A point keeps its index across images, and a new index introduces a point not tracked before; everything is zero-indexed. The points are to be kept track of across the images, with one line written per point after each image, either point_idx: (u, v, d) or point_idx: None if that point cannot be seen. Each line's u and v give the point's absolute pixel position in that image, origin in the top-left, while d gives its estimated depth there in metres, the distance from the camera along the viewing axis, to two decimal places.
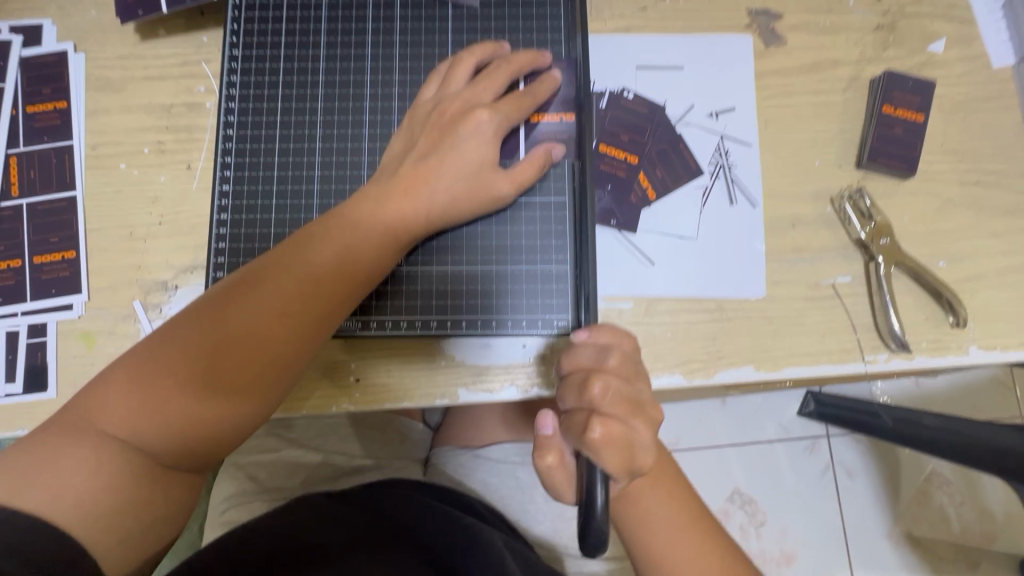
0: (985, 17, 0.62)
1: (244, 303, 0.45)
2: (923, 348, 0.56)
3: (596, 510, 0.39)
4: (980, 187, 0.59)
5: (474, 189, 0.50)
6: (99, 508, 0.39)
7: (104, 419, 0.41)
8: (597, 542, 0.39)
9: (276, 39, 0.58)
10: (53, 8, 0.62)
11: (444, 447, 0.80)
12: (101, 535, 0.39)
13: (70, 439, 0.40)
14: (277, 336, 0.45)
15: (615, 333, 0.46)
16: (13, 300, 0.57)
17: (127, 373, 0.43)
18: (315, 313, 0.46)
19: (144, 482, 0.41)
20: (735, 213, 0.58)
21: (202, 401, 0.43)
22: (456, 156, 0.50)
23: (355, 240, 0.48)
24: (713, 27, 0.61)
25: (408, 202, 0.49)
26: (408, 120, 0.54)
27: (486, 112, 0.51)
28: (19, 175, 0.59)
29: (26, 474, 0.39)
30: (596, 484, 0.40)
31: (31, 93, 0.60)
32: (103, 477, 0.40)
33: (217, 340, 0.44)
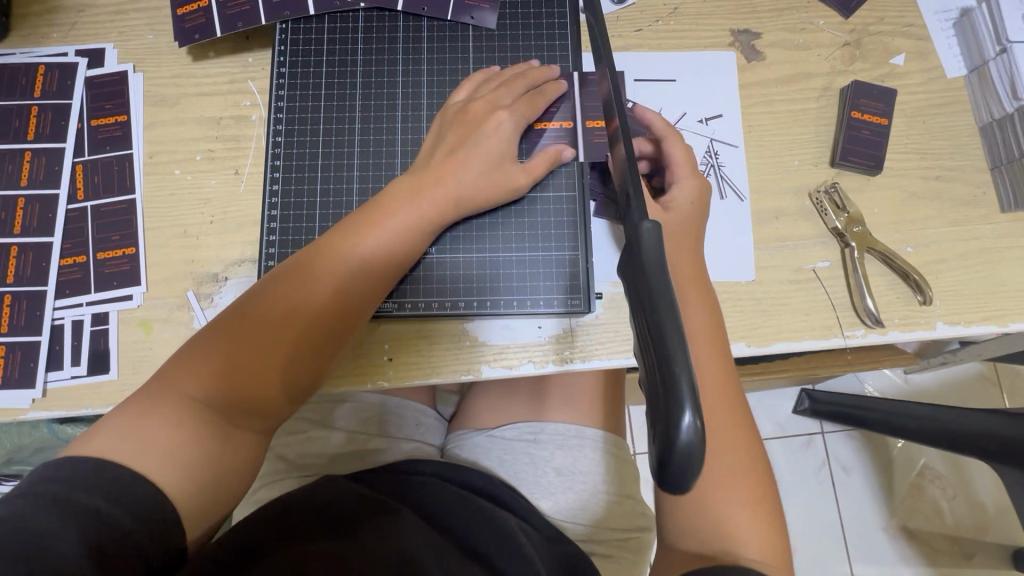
0: (939, 33, 0.70)
1: (302, 281, 0.51)
2: (895, 324, 0.63)
3: (679, 437, 0.28)
4: (940, 181, 0.66)
5: (498, 180, 0.58)
6: (181, 464, 0.45)
7: (185, 384, 0.47)
8: (679, 475, 0.29)
9: (318, 58, 0.65)
10: (114, 33, 0.69)
11: (460, 432, 0.85)
12: (183, 489, 0.45)
13: (157, 402, 0.47)
14: (327, 307, 0.51)
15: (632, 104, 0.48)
16: (78, 292, 0.63)
17: (200, 347, 0.49)
18: (361, 286, 0.53)
19: (216, 444, 0.47)
20: (725, 206, 0.66)
21: (266, 368, 0.49)
22: (481, 152, 0.57)
23: (395, 225, 0.54)
24: (700, 45, 0.70)
25: (439, 190, 0.55)
26: (437, 122, 0.61)
27: (505, 114, 0.58)
28: (84, 180, 0.66)
29: (125, 433, 0.45)
30: (680, 407, 0.28)
31: (95, 108, 0.67)
32: (188, 435, 0.46)
33: (280, 313, 0.50)
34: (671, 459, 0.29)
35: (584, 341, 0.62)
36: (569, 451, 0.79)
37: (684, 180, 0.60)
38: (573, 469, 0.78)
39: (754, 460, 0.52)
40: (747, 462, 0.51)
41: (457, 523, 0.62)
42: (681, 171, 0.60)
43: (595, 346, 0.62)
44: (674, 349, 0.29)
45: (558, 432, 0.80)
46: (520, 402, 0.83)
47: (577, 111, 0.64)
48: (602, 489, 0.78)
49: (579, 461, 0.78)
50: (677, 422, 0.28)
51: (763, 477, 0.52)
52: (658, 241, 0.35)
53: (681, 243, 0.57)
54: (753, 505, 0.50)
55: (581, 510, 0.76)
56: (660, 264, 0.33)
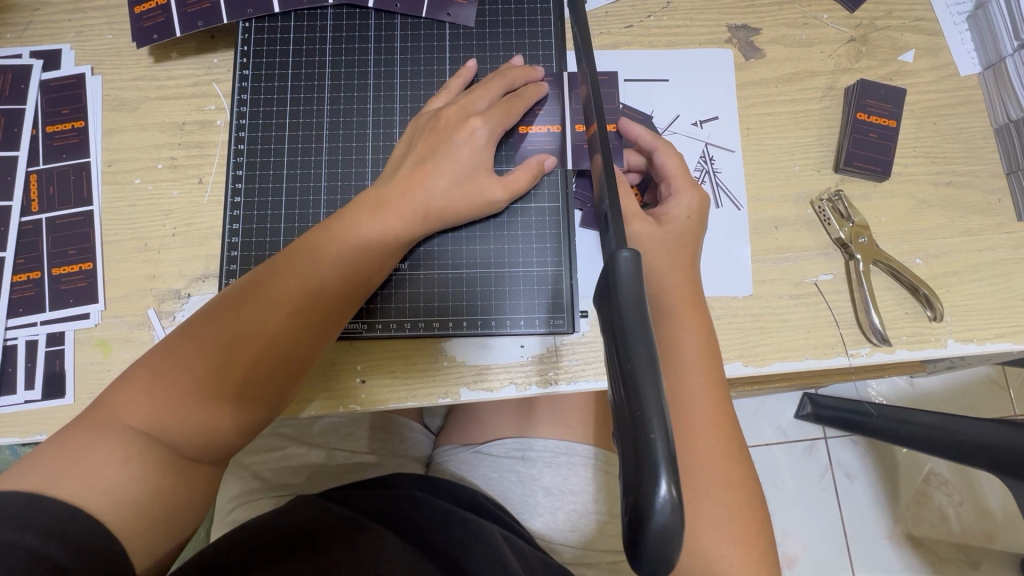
0: (951, 28, 0.66)
1: (257, 302, 0.48)
2: (903, 342, 0.59)
3: (655, 512, 0.28)
4: (952, 187, 0.62)
5: (472, 191, 0.54)
6: (129, 496, 0.41)
7: (128, 414, 0.44)
8: (657, 550, 0.28)
9: (284, 60, 0.61)
10: (71, 33, 0.65)
11: (446, 448, 0.82)
12: (129, 525, 0.41)
13: (98, 434, 0.43)
14: (284, 331, 0.48)
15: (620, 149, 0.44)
16: (33, 310, 0.60)
17: (146, 370, 0.45)
18: (321, 307, 0.49)
19: (167, 473, 0.43)
20: (720, 215, 0.61)
21: (215, 399, 0.45)
22: (453, 161, 0.53)
23: (358, 241, 0.50)
24: (695, 42, 0.65)
25: (407, 203, 0.52)
26: (410, 128, 0.57)
27: (480, 120, 0.54)
28: (38, 191, 0.62)
29: (59, 469, 0.41)
30: (658, 480, 0.28)
31: (50, 114, 0.64)
32: (131, 469, 0.42)
33: (232, 337, 0.46)
34: (644, 527, 0.28)
35: (569, 362, 0.58)
36: (558, 470, 0.74)
37: (683, 192, 0.56)
38: (562, 489, 0.73)
39: (750, 502, 0.48)
40: (742, 504, 0.48)
41: (438, 536, 0.59)
42: (680, 182, 0.56)
43: (580, 368, 0.58)
44: (650, 415, 0.29)
45: (547, 449, 0.75)
46: (507, 417, 0.79)
47: (562, 116, 0.60)
48: (592, 510, 0.73)
49: (570, 480, 0.74)
50: (653, 493, 0.28)
51: (759, 522, 0.48)
52: (635, 271, 0.33)
53: (677, 262, 0.53)
54: (746, 552, 0.46)
55: (570, 532, 0.72)
56: (637, 309, 0.32)
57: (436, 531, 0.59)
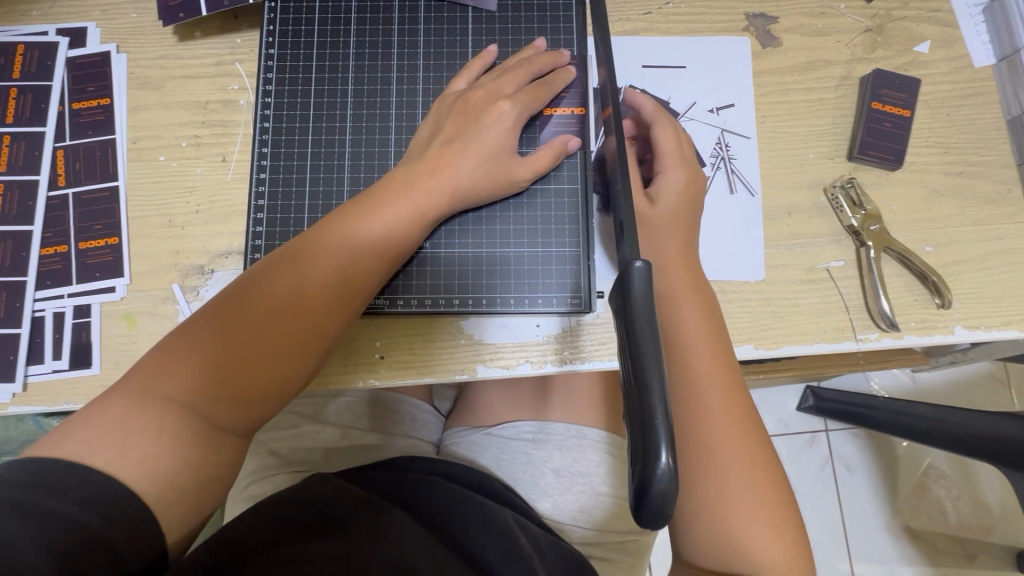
0: (967, 20, 0.66)
1: (287, 279, 0.49)
2: (912, 328, 0.60)
3: (660, 479, 0.31)
4: (963, 177, 0.63)
5: (496, 173, 0.55)
6: (163, 465, 0.43)
7: (165, 384, 0.45)
8: (657, 512, 0.31)
9: (308, 40, 0.62)
10: (96, 11, 0.66)
11: (456, 429, 0.83)
12: (162, 492, 0.42)
13: (133, 403, 0.44)
14: (316, 305, 0.49)
15: None
16: (60, 283, 0.61)
17: (181, 341, 0.47)
18: (350, 281, 0.51)
19: (200, 445, 0.45)
20: (735, 201, 0.62)
21: (249, 371, 0.47)
22: (479, 143, 0.54)
23: (386, 220, 0.52)
24: (714, 29, 0.66)
25: (434, 184, 0.53)
26: (435, 109, 0.58)
27: (507, 104, 0.56)
28: (64, 166, 0.63)
29: (95, 440, 0.42)
30: (654, 409, 0.32)
31: (76, 91, 0.64)
32: (165, 441, 0.43)
33: (264, 311, 0.48)
34: (646, 490, 0.31)
35: (586, 343, 0.59)
36: (569, 453, 0.75)
37: (672, 171, 0.57)
38: (571, 471, 0.75)
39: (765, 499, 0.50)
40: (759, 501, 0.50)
41: (452, 519, 0.60)
42: (669, 161, 0.57)
43: (596, 349, 0.59)
44: (653, 391, 0.32)
45: (558, 432, 0.76)
46: (522, 398, 0.80)
47: (583, 100, 0.61)
48: (602, 493, 0.75)
49: (580, 462, 0.75)
50: (655, 462, 0.31)
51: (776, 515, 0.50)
52: (646, 282, 0.36)
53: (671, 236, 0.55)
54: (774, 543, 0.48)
55: (578, 513, 0.74)
56: (649, 317, 0.35)
57: (452, 515, 0.61)
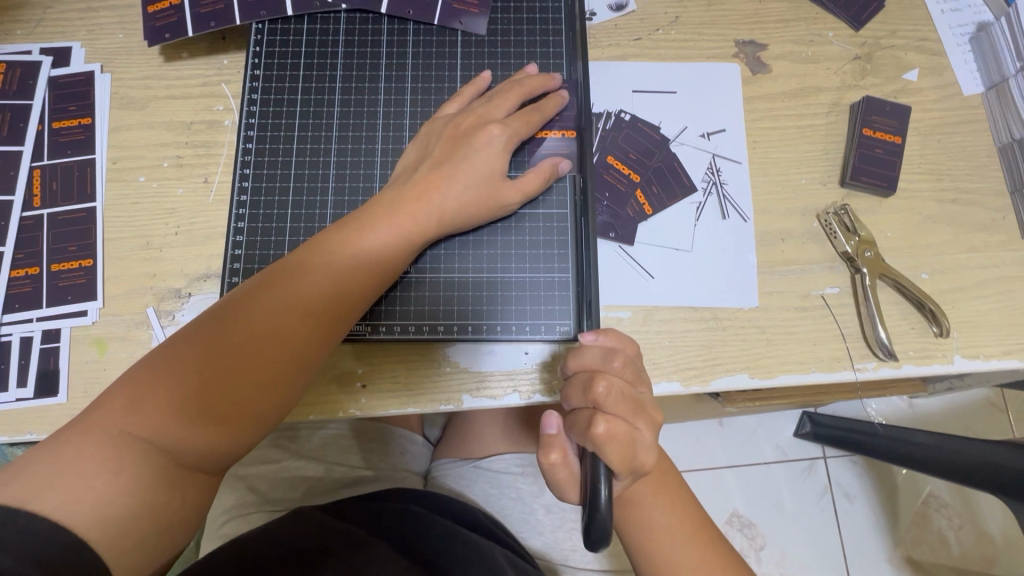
0: (955, 49, 0.66)
1: (266, 304, 0.47)
2: (910, 357, 0.58)
3: (601, 506, 0.42)
4: (957, 204, 0.62)
5: (486, 197, 0.54)
6: (115, 511, 0.40)
7: (128, 419, 0.42)
8: (601, 536, 0.41)
9: (295, 61, 0.61)
10: (82, 31, 0.65)
11: (443, 459, 0.80)
12: (114, 541, 0.40)
13: (92, 440, 0.41)
14: (296, 333, 0.47)
15: (619, 337, 0.50)
16: (29, 306, 0.59)
17: (148, 371, 0.44)
18: (333, 309, 0.49)
19: (160, 486, 0.42)
20: (727, 227, 0.61)
21: (223, 403, 0.45)
22: (468, 166, 0.53)
23: (371, 245, 0.50)
24: (704, 56, 0.66)
25: (422, 208, 0.52)
26: (424, 131, 0.57)
27: (497, 127, 0.55)
28: (41, 186, 0.61)
29: (46, 480, 0.39)
30: (598, 478, 0.43)
31: (57, 110, 0.63)
32: (123, 481, 0.41)
33: (240, 339, 0.46)
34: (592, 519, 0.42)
35: None
36: None
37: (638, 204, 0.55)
38: (562, 506, 0.72)
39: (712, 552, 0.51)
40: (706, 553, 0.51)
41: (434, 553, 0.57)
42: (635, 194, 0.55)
43: None
44: None
45: None
46: (512, 429, 0.78)
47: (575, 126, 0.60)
48: None
49: None
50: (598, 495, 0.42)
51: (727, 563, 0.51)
52: None
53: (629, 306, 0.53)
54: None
55: (572, 551, 0.70)
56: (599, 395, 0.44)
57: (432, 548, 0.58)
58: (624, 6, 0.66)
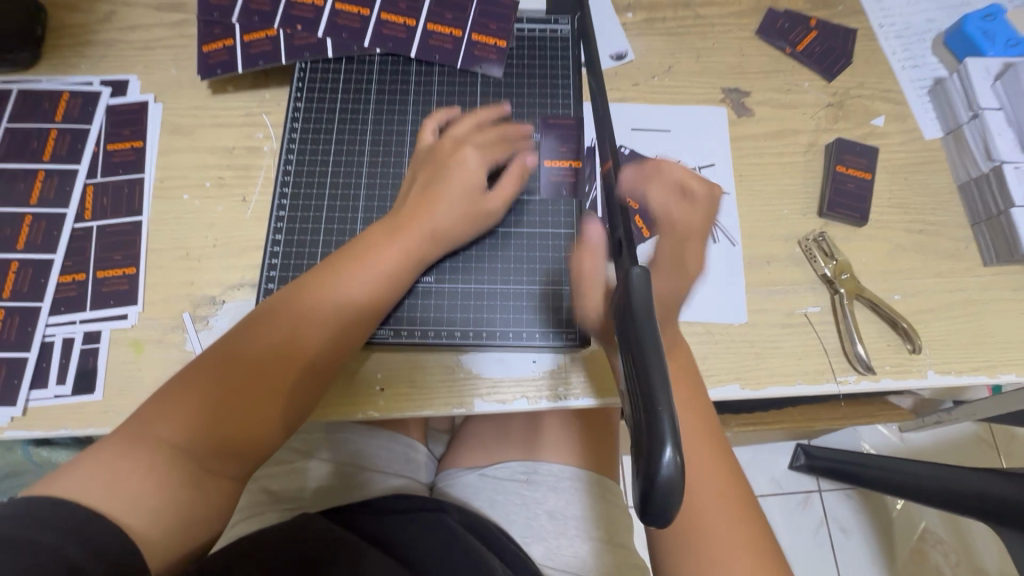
0: (916, 100, 0.75)
1: (282, 320, 0.53)
2: (887, 372, 0.63)
3: (662, 474, 0.30)
4: (924, 235, 0.69)
5: (473, 211, 0.60)
6: (153, 507, 0.43)
7: (162, 428, 0.46)
8: (661, 510, 0.30)
9: (332, 95, 0.69)
10: (140, 67, 0.73)
11: (449, 471, 0.83)
12: (148, 534, 0.43)
13: (130, 448, 0.45)
14: (311, 339, 0.53)
15: (700, 182, 0.62)
16: (73, 309, 0.63)
17: (177, 387, 0.49)
18: (334, 324, 0.54)
19: (192, 489, 0.46)
20: (718, 250, 0.68)
21: (250, 408, 0.49)
22: (452, 186, 0.60)
23: (374, 260, 0.56)
24: (695, 100, 0.74)
25: (418, 226, 0.58)
26: (412, 163, 0.64)
27: (471, 149, 0.62)
28: (93, 201, 0.67)
29: (90, 480, 0.42)
30: (663, 445, 0.30)
31: (112, 134, 0.70)
32: (159, 484, 0.44)
33: (263, 352, 0.51)
34: (650, 491, 0.30)
35: (579, 380, 0.62)
36: (562, 495, 0.75)
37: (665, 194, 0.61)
38: (565, 513, 0.74)
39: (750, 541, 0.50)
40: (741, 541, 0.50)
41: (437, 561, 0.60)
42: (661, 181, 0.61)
43: (588, 385, 0.61)
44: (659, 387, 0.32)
45: (551, 474, 0.77)
46: (515, 440, 0.81)
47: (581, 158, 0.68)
48: (595, 539, 0.73)
49: (570, 504, 0.74)
50: (659, 460, 0.30)
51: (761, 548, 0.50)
52: (645, 283, 0.37)
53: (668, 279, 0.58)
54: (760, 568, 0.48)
55: (574, 559, 0.71)
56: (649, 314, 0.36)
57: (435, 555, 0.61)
58: (623, 56, 0.75)
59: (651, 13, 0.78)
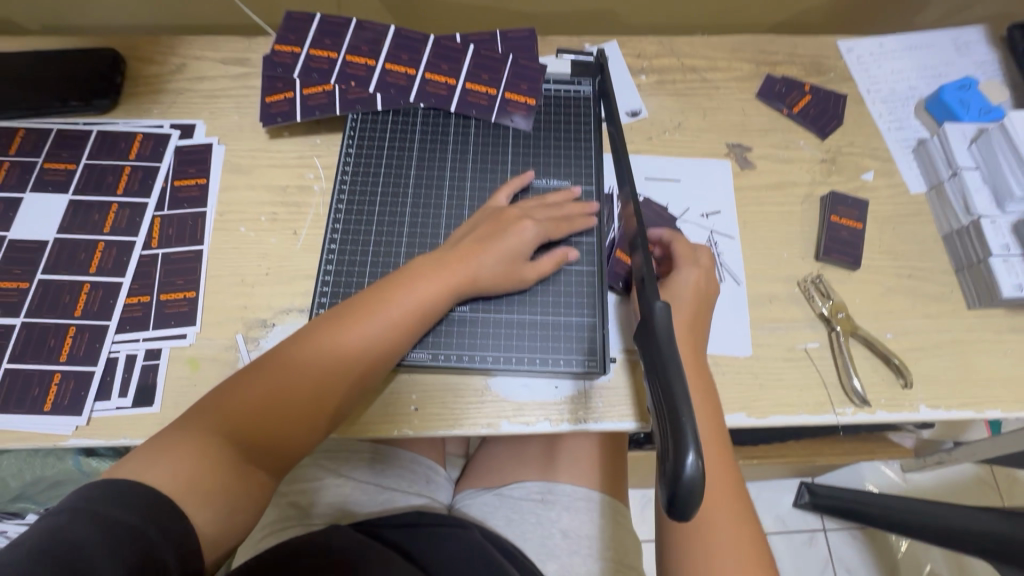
0: (901, 158, 0.83)
1: (336, 344, 0.58)
2: (882, 405, 0.69)
3: (687, 476, 0.35)
4: (912, 279, 0.76)
5: (511, 271, 0.67)
6: (202, 493, 0.49)
7: (219, 421, 0.53)
8: (684, 508, 0.36)
9: (380, 143, 0.77)
10: (206, 113, 0.82)
11: (467, 492, 0.87)
12: (197, 517, 0.48)
13: (191, 434, 0.51)
14: (354, 369, 0.58)
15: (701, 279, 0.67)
16: (137, 328, 0.69)
17: (241, 387, 0.55)
18: (377, 353, 0.60)
19: (235, 482, 0.52)
20: (724, 288, 0.74)
21: (293, 421, 0.55)
22: (501, 244, 0.66)
23: (420, 300, 0.62)
24: (702, 154, 0.82)
25: (460, 274, 0.64)
26: (478, 216, 0.71)
27: (531, 222, 0.68)
28: (159, 231, 0.74)
29: (155, 461, 0.49)
30: (686, 451, 0.36)
31: (179, 172, 0.78)
32: (209, 475, 0.50)
33: (314, 372, 0.57)
34: (675, 493, 0.36)
35: (597, 405, 0.67)
36: (575, 514, 0.79)
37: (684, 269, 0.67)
38: (578, 532, 0.77)
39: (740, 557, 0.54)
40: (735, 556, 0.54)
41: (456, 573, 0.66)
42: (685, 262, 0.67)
43: (605, 410, 0.67)
44: (681, 400, 0.38)
45: (566, 494, 0.81)
46: (532, 463, 0.85)
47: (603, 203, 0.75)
48: (608, 558, 0.76)
49: (584, 524, 0.78)
50: (683, 462, 0.36)
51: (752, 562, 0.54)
52: (666, 318, 0.44)
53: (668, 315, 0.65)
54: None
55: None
56: (670, 344, 0.43)
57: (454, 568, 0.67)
58: (637, 113, 0.84)
59: (661, 76, 0.87)
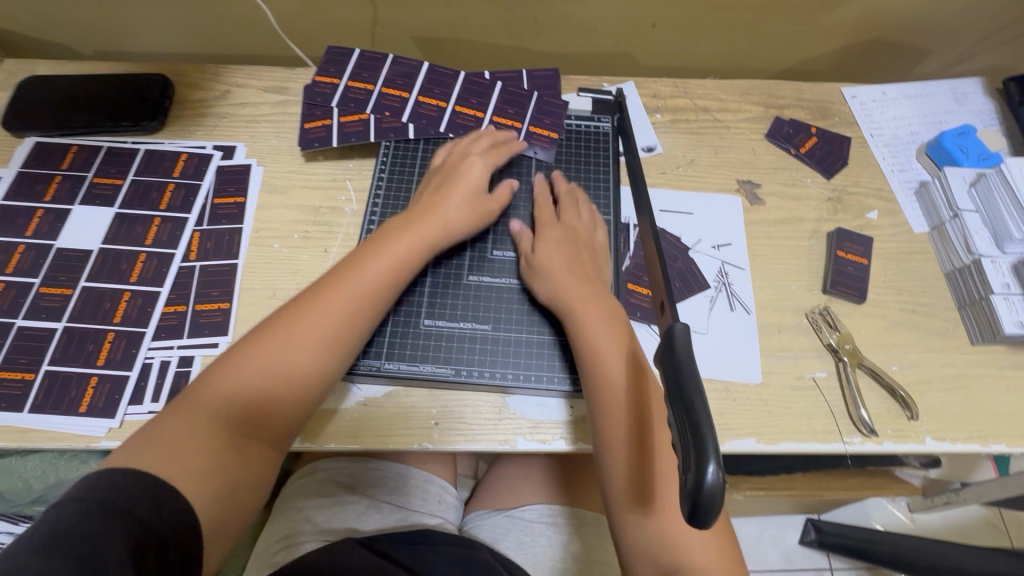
0: (904, 198, 0.87)
1: (304, 295, 0.63)
2: (889, 435, 0.70)
3: (708, 484, 0.38)
4: (917, 314, 0.78)
5: (477, 207, 0.74)
6: (199, 470, 0.52)
7: (207, 395, 0.56)
8: (704, 515, 0.38)
9: (411, 169, 0.82)
10: (247, 136, 0.87)
11: (478, 513, 0.88)
12: (197, 494, 0.51)
13: (182, 413, 0.55)
14: (328, 310, 0.62)
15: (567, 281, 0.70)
16: (172, 336, 0.72)
17: (218, 365, 0.59)
18: (351, 293, 0.64)
19: (230, 448, 0.55)
20: (734, 316, 0.77)
21: (277, 375, 0.59)
22: (462, 187, 0.73)
23: (388, 245, 0.68)
24: (713, 188, 0.87)
25: (428, 220, 0.70)
26: (426, 178, 0.78)
27: (476, 161, 0.76)
28: (198, 245, 0.78)
29: (157, 443, 0.52)
30: (707, 461, 0.38)
31: (219, 190, 0.83)
32: (206, 446, 0.53)
33: (284, 323, 0.61)
34: (695, 501, 0.38)
35: None
36: (586, 539, 0.80)
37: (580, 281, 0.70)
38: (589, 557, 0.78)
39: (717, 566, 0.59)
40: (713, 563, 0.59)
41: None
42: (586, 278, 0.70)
43: None
44: (700, 412, 0.41)
45: (577, 518, 0.82)
46: (544, 487, 0.87)
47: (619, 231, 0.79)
48: None
49: (594, 550, 0.79)
50: (704, 471, 0.38)
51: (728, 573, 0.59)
52: (685, 337, 0.48)
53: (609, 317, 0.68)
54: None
55: None
56: (689, 360, 0.46)
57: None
58: (652, 148, 0.89)
59: (675, 115, 0.93)
